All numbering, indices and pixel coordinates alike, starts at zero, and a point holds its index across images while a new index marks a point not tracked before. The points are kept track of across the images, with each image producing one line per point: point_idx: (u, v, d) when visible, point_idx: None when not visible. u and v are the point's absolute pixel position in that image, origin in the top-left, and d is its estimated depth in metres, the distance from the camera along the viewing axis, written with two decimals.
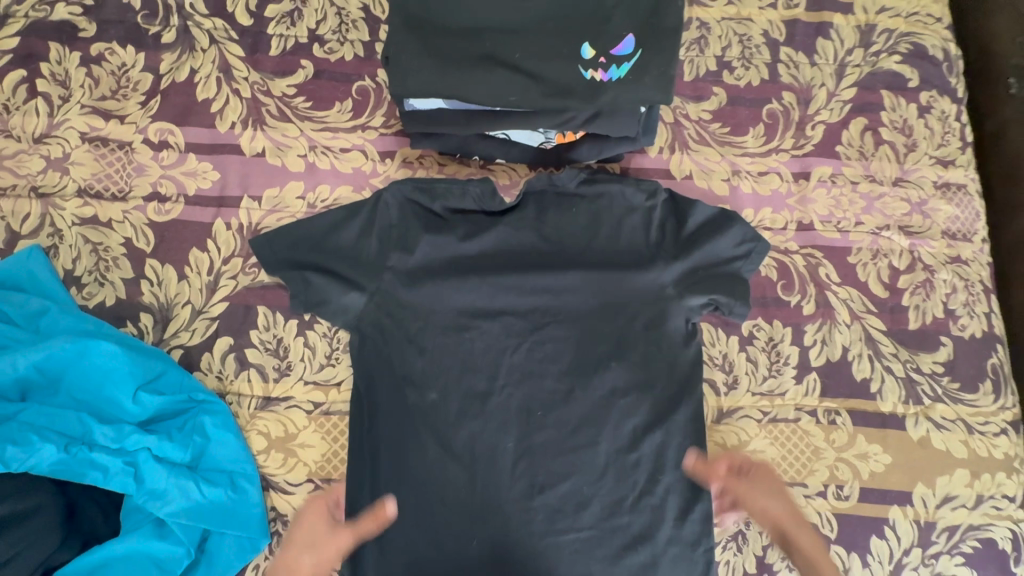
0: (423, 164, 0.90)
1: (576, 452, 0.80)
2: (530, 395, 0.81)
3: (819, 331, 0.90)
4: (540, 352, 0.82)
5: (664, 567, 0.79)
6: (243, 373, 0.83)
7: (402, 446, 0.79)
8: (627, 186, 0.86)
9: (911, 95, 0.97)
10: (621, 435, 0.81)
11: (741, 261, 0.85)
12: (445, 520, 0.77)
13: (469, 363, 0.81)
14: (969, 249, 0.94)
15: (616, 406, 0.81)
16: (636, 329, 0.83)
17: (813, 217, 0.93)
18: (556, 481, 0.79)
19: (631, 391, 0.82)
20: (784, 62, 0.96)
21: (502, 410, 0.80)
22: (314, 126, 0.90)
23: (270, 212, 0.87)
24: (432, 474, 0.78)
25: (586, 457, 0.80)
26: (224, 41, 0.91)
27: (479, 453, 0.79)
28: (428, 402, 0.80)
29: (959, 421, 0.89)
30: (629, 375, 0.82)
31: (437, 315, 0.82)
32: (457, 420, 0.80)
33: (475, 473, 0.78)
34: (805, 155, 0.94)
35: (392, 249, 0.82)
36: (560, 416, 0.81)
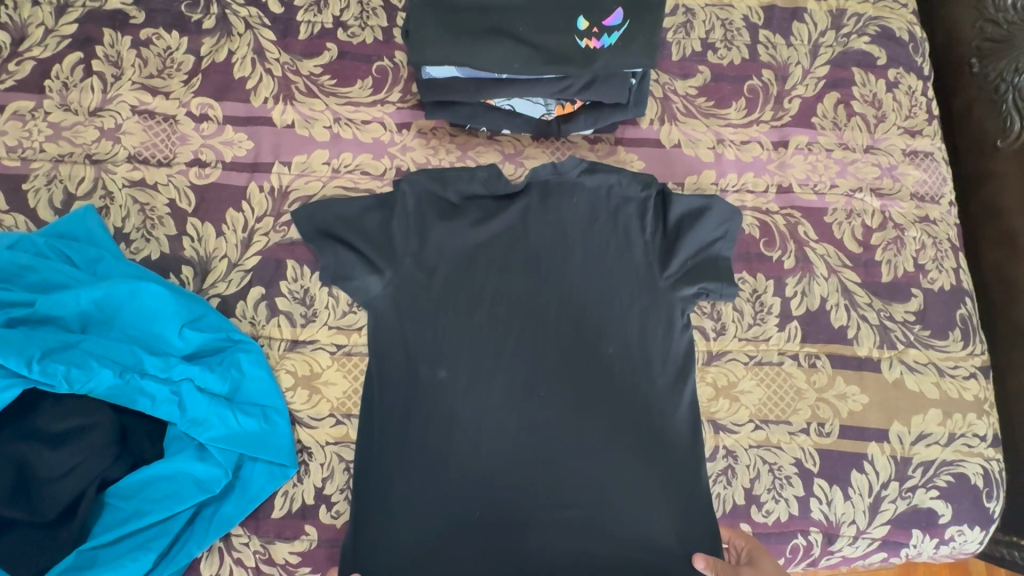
0: (436, 134, 1.00)
1: (576, 429, 0.91)
2: (533, 375, 0.92)
3: (799, 283, 0.98)
4: (542, 336, 0.93)
5: (653, 516, 0.88)
6: (274, 319, 0.91)
7: (414, 417, 0.89)
8: (624, 178, 0.96)
9: (880, 72, 1.06)
10: (617, 413, 0.91)
11: (720, 242, 0.95)
12: (453, 486, 0.87)
13: (478, 344, 0.92)
14: (937, 210, 1.03)
15: (612, 387, 0.92)
16: (627, 317, 0.94)
17: (792, 180, 1.01)
18: (556, 457, 0.90)
19: (625, 374, 0.92)
20: (762, 43, 1.06)
21: (507, 387, 0.91)
22: (338, 101, 1.00)
23: (299, 176, 0.97)
24: (442, 443, 0.88)
25: (585, 435, 0.90)
26: (259, 26, 1.01)
27: (488, 425, 0.90)
28: (438, 378, 0.90)
29: (931, 364, 0.96)
30: (623, 358, 0.93)
31: (452, 298, 0.92)
32: (467, 394, 0.91)
33: (480, 443, 0.89)
34: (783, 125, 1.03)
35: (411, 231, 0.92)
36: (559, 392, 0.92)
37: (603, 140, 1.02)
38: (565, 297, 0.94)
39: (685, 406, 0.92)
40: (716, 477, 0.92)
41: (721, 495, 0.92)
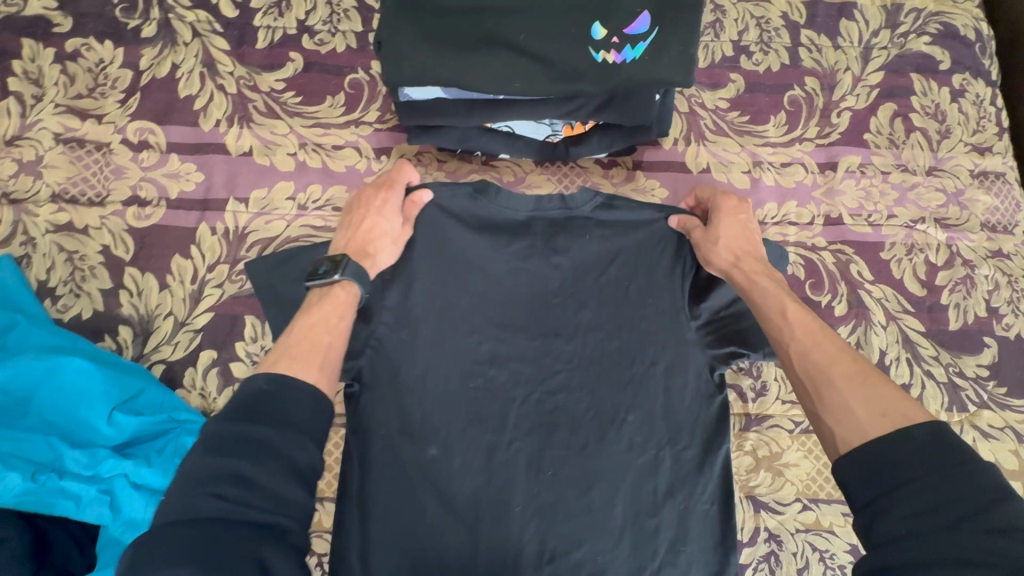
0: (421, 160, 0.86)
1: (591, 513, 0.75)
2: (542, 447, 0.76)
3: (853, 333, 0.83)
4: (551, 404, 0.77)
5: None
6: (228, 389, 0.77)
7: (396, 502, 0.73)
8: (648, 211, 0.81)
9: (943, 79, 0.91)
10: (642, 496, 0.76)
11: None
12: None
13: (474, 412, 0.76)
14: (1011, 243, 0.87)
15: (636, 463, 0.76)
16: (650, 379, 0.78)
17: (842, 210, 0.86)
18: (568, 549, 0.74)
19: (650, 449, 0.77)
20: (805, 45, 0.90)
21: (509, 464, 0.75)
22: (304, 122, 0.84)
23: (258, 215, 0.81)
24: (431, 534, 0.73)
25: (602, 520, 0.75)
26: (208, 34, 0.85)
27: (487, 515, 0.74)
28: (428, 457, 0.75)
29: (1008, 429, 0.82)
30: (647, 429, 0.77)
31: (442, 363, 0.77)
32: (460, 476, 0.75)
33: (478, 534, 0.73)
34: (830, 143, 0.88)
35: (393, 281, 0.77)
36: (569, 469, 0.76)
37: (619, 164, 0.87)
38: (579, 357, 0.79)
39: (717, 478, 0.77)
40: (756, 567, 0.78)
41: None
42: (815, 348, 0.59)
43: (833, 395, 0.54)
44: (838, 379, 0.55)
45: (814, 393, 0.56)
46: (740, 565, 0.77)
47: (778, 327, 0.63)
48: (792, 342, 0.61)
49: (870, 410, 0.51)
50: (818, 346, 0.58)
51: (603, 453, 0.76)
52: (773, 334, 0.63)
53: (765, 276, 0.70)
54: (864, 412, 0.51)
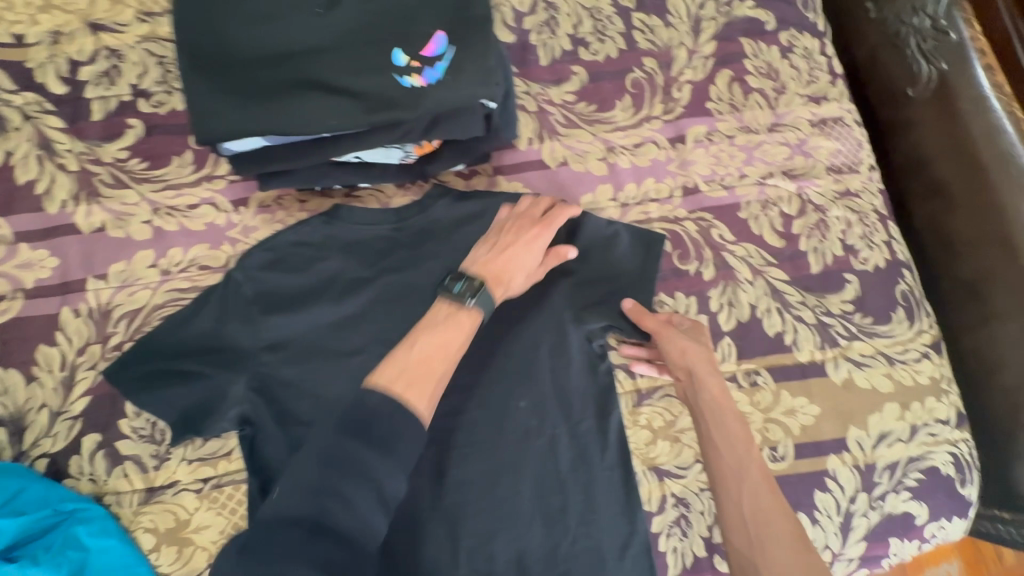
0: (281, 204, 0.85)
1: (499, 504, 0.79)
2: (443, 452, 0.80)
3: (724, 294, 0.87)
4: (443, 407, 0.81)
5: None
6: (118, 469, 0.76)
7: None
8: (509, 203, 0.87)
9: (771, 38, 0.95)
10: (544, 479, 0.80)
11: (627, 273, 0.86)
12: None
13: None
14: (857, 181, 0.93)
15: (534, 447, 0.81)
16: (533, 361, 0.83)
17: (697, 179, 0.90)
18: (484, 543, 0.77)
19: (546, 431, 0.81)
20: (638, 28, 0.94)
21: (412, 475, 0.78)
22: (154, 187, 0.83)
23: (120, 289, 0.80)
24: None
25: (511, 507, 0.79)
26: (39, 114, 0.83)
27: (396, 524, 0.77)
28: None
29: (879, 355, 0.87)
30: (540, 412, 0.82)
31: (328, 394, 0.79)
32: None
33: (393, 547, 0.76)
34: (676, 118, 0.92)
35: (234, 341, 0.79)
36: (471, 468, 0.79)
37: (479, 172, 0.89)
38: (466, 364, 0.83)
39: (611, 445, 0.82)
40: (669, 532, 0.81)
41: (678, 549, 0.81)
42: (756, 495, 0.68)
43: (769, 547, 0.65)
44: (773, 530, 0.66)
45: (752, 540, 0.66)
46: (651, 534, 0.81)
47: (727, 463, 0.71)
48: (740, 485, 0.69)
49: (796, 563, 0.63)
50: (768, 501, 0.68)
51: (504, 446, 0.80)
52: (721, 475, 0.71)
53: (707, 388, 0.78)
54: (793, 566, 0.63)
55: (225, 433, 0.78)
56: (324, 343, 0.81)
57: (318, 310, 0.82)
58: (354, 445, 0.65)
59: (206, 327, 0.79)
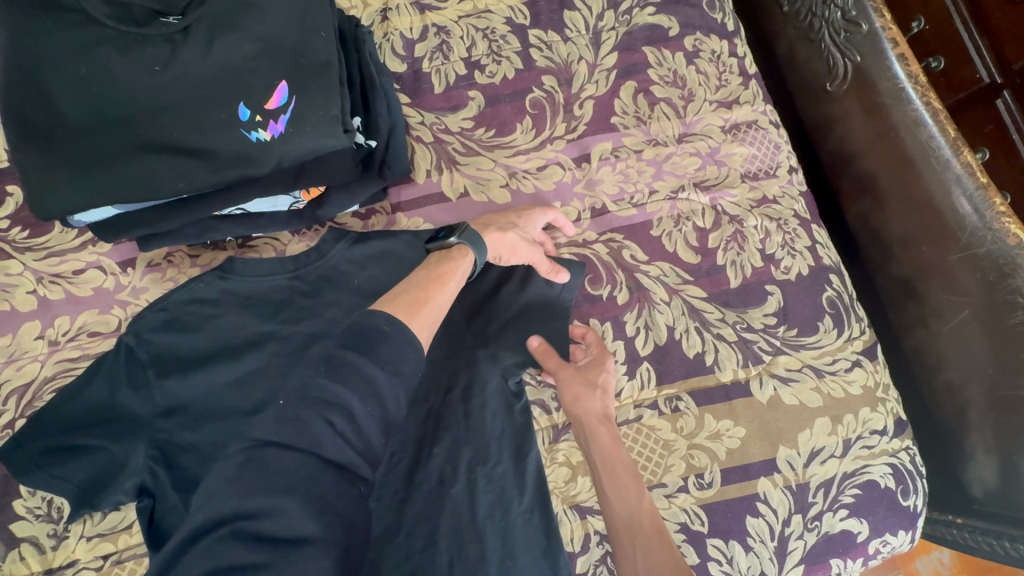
0: (173, 261, 0.83)
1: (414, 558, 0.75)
2: None
3: (639, 318, 0.84)
4: None
5: None
6: (13, 553, 0.73)
7: None
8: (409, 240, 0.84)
9: (675, 44, 0.91)
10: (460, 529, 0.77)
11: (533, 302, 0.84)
12: None
13: None
14: (775, 186, 0.90)
15: (448, 496, 0.77)
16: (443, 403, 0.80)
17: (604, 199, 0.87)
18: None
19: (459, 477, 0.78)
20: (535, 45, 0.90)
21: None
22: (37, 256, 0.80)
23: (8, 364, 0.78)
24: None
25: None
26: None
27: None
28: None
29: (806, 368, 0.84)
30: (453, 456, 0.79)
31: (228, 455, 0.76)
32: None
33: None
34: (580, 136, 0.88)
35: (128, 409, 0.76)
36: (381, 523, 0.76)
37: (378, 211, 0.86)
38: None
39: (529, 486, 0.79)
40: (594, 572, 0.78)
41: None
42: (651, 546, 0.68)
43: None
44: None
45: None
46: None
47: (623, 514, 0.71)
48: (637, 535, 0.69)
49: None
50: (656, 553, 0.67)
51: (415, 496, 0.77)
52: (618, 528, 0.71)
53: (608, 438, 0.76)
54: None
55: (123, 505, 0.75)
56: (222, 403, 0.78)
57: (216, 369, 0.79)
58: (339, 376, 0.57)
59: (98, 397, 0.77)
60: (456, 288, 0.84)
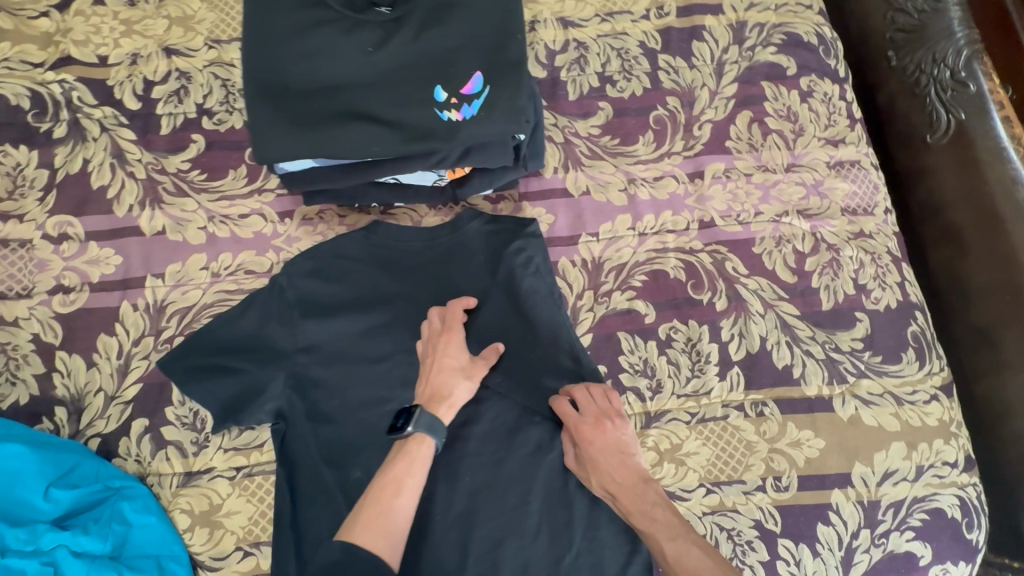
0: (323, 218, 0.93)
1: (508, 513, 0.82)
2: (457, 458, 0.84)
3: (735, 325, 0.90)
4: (460, 417, 0.86)
5: None
6: (161, 453, 0.83)
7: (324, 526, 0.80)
8: (532, 227, 0.91)
9: (792, 83, 1.00)
10: (552, 493, 0.83)
11: (638, 300, 0.92)
12: None
13: None
14: (872, 223, 0.96)
15: (544, 461, 0.84)
16: (549, 378, 0.87)
17: (713, 214, 0.94)
18: (491, 549, 0.81)
19: (556, 446, 0.85)
20: (663, 68, 0.99)
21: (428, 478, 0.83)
22: (211, 197, 0.91)
23: (175, 287, 0.88)
24: None
25: (519, 518, 0.82)
26: (115, 127, 0.93)
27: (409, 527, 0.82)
28: (352, 480, 0.82)
29: (887, 394, 0.89)
30: (552, 427, 0.86)
31: (355, 395, 0.85)
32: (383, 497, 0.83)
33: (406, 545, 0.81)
34: (696, 154, 0.96)
35: (272, 341, 0.85)
36: (482, 475, 0.83)
37: (506, 198, 0.95)
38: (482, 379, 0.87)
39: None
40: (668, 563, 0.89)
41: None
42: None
43: None
44: None
45: None
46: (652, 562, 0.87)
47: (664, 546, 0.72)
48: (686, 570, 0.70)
49: None
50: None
51: (515, 457, 0.84)
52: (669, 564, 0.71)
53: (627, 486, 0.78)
54: None
55: (258, 426, 0.84)
56: (353, 349, 0.86)
57: (353, 318, 0.87)
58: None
59: (248, 327, 0.86)
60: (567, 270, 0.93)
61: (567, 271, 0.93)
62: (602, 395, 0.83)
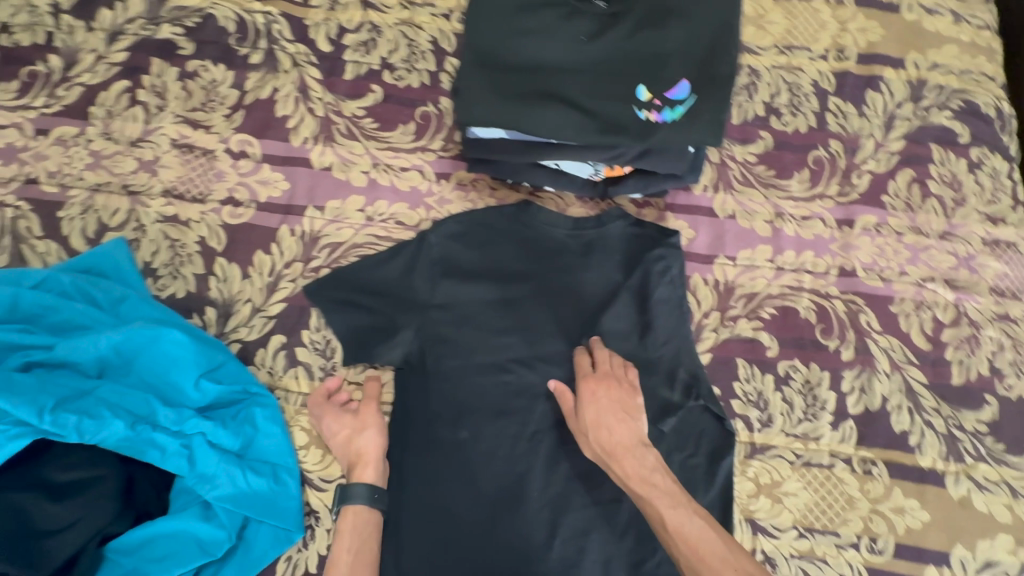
0: (476, 187, 0.96)
1: (601, 505, 0.84)
2: (561, 442, 0.86)
3: (858, 378, 0.89)
4: None
5: None
6: (292, 370, 0.88)
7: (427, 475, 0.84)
8: (675, 238, 0.93)
9: (961, 151, 0.98)
10: None
11: (763, 332, 0.92)
12: (459, 558, 0.81)
13: (504, 407, 0.86)
14: (1019, 308, 0.93)
15: None
16: (663, 387, 0.88)
17: (856, 264, 0.93)
18: (578, 536, 0.83)
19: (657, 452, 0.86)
20: (832, 111, 0.99)
21: (530, 454, 0.85)
22: (378, 146, 0.96)
23: (331, 222, 0.93)
24: (454, 510, 0.82)
25: (610, 513, 0.84)
26: (305, 64, 0.99)
27: (504, 495, 0.84)
28: (460, 439, 0.85)
29: (1004, 483, 0.86)
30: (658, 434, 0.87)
31: (476, 358, 0.88)
32: (473, 528, 0.82)
33: (498, 515, 0.83)
34: (849, 202, 0.96)
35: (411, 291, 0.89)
36: (582, 464, 0.85)
37: (652, 205, 0.96)
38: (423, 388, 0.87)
39: (716, 485, 0.85)
40: None
41: None
42: (694, 551, 0.71)
43: None
44: None
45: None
46: None
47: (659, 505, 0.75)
48: (680, 547, 0.72)
49: None
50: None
51: None
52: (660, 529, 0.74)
53: (631, 452, 0.79)
54: None
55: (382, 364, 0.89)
56: (482, 316, 0.89)
57: (487, 286, 0.91)
58: None
59: (392, 273, 0.90)
60: (698, 288, 0.93)
61: (698, 288, 0.93)
62: (585, 354, 0.87)
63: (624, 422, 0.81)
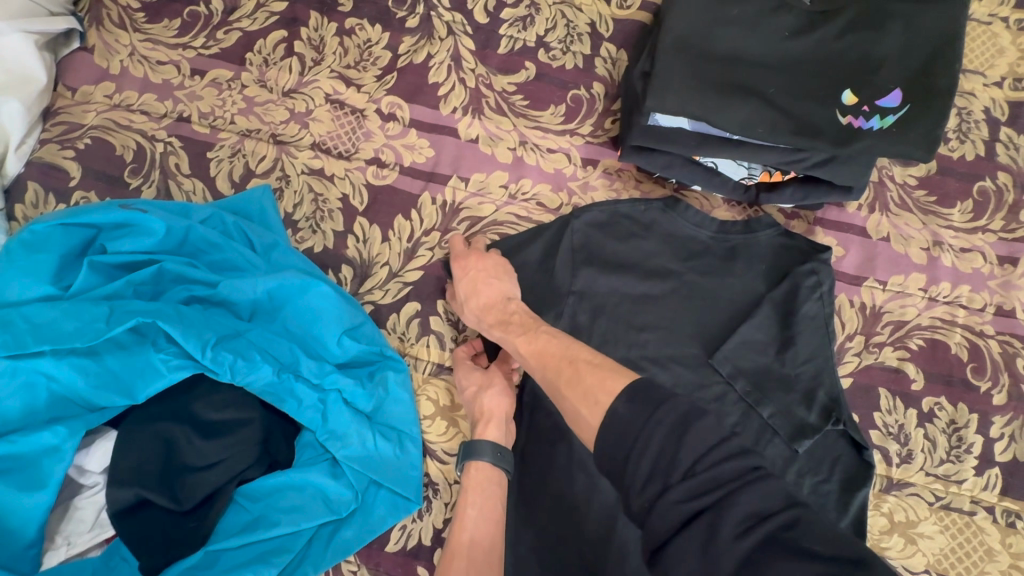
0: (621, 177, 0.94)
1: None
2: None
3: (1008, 425, 0.85)
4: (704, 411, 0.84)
5: None
6: (424, 339, 0.87)
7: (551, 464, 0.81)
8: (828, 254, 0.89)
9: None
10: None
11: (910, 363, 0.87)
12: (580, 553, 0.75)
13: None
14: None
15: None
16: (803, 408, 0.83)
17: (1016, 305, 0.89)
18: None
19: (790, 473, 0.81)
20: (1003, 141, 0.94)
21: None
22: (527, 124, 0.95)
23: (474, 195, 0.92)
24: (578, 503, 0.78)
25: None
26: (460, 33, 0.98)
27: None
28: None
29: None
30: (793, 455, 0.82)
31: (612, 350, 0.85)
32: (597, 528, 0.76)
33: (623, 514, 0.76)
34: (1013, 240, 0.91)
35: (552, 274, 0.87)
36: None
37: (801, 217, 0.93)
38: None
39: (850, 516, 0.80)
40: None
41: None
42: (546, 363, 0.70)
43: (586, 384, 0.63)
44: (565, 384, 0.65)
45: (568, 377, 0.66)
46: None
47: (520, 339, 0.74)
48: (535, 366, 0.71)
49: (588, 401, 0.61)
50: (555, 369, 0.68)
51: None
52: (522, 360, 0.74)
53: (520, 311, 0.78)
54: (586, 411, 0.60)
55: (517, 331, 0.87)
56: (620, 309, 0.87)
57: (627, 279, 0.88)
58: None
59: (533, 255, 0.88)
60: (843, 308, 0.89)
61: (844, 309, 0.89)
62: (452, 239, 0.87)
63: (484, 284, 0.80)
